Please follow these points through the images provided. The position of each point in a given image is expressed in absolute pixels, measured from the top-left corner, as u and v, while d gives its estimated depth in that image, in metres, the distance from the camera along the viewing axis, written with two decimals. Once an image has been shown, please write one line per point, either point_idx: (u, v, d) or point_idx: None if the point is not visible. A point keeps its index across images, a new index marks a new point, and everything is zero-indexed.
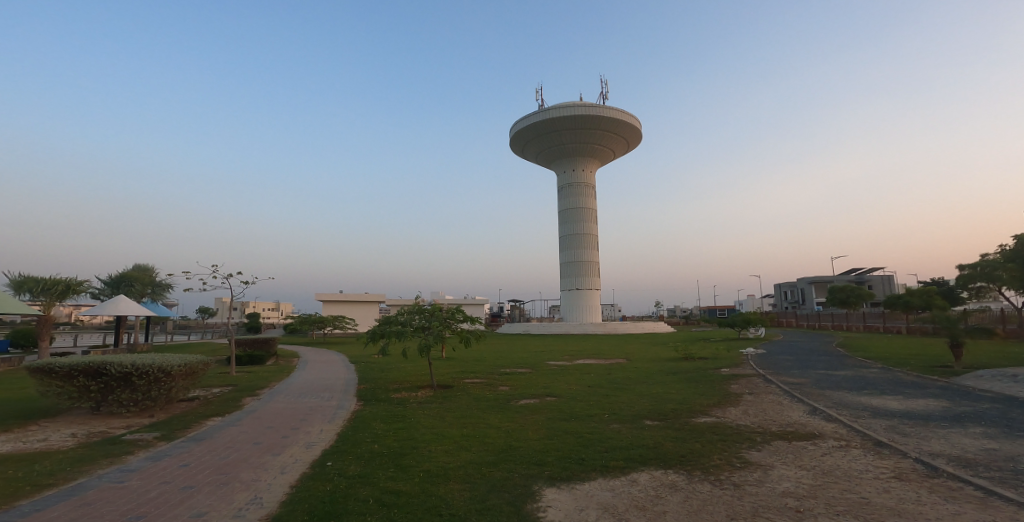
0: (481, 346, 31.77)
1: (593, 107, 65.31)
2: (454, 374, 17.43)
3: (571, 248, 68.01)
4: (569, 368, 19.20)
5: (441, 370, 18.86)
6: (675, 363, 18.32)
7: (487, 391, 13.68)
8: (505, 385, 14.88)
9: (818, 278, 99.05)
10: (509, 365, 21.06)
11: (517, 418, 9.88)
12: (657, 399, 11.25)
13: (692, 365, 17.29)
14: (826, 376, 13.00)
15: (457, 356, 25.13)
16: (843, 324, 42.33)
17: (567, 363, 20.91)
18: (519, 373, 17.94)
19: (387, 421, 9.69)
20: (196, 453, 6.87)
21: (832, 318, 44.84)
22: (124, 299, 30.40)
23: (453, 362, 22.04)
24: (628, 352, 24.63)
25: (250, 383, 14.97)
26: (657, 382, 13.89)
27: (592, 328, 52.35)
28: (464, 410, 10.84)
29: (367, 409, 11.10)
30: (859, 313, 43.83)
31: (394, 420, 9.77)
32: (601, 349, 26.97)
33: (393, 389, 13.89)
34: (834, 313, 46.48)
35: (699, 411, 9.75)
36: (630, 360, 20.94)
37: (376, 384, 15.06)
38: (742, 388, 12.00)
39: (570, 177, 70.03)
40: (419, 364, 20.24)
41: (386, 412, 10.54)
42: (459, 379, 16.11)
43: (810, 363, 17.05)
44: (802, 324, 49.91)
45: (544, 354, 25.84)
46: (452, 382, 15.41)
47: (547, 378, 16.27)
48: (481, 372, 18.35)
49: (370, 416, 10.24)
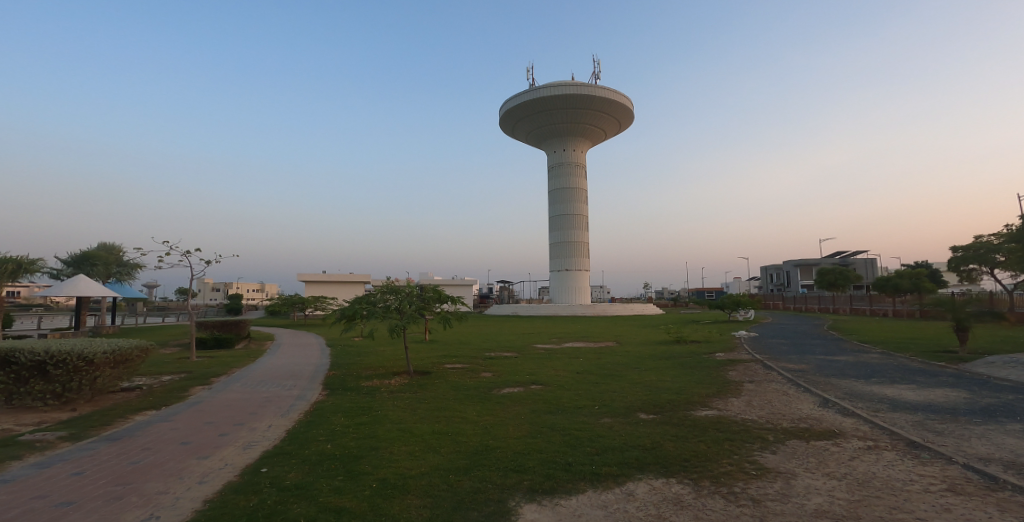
0: (467, 328, 30.78)
1: (583, 85, 63.56)
2: (433, 359, 16.33)
3: (559, 229, 66.96)
4: (556, 352, 18.23)
5: (422, 354, 17.80)
6: (667, 347, 17.44)
7: (467, 378, 12.63)
8: (487, 371, 13.86)
9: (804, 261, 99.49)
10: (493, 349, 20.06)
11: (496, 411, 8.85)
12: (650, 389, 10.29)
13: (685, 350, 16.42)
14: (829, 362, 12.16)
15: (440, 338, 24.09)
16: (830, 307, 42.01)
17: (555, 347, 19.96)
18: (503, 357, 16.92)
19: (350, 415, 8.60)
20: (103, 462, 5.73)
21: (820, 300, 44.61)
22: (86, 280, 28.80)
23: (435, 346, 20.96)
24: (618, 335, 23.77)
25: (209, 370, 13.77)
26: (649, 368, 12.95)
27: (580, 310, 51.63)
28: (439, 401, 9.78)
29: (331, 399, 9.97)
30: (847, 295, 43.61)
31: (358, 413, 8.67)
32: (590, 331, 26.10)
33: (364, 376, 12.75)
34: (822, 295, 46.28)
35: (698, 403, 8.80)
36: (620, 343, 20.04)
37: (347, 370, 13.91)
38: (741, 375, 11.10)
39: (559, 157, 68.57)
40: (398, 348, 19.15)
41: (350, 404, 9.42)
42: (438, 365, 15.03)
43: (808, 346, 16.27)
44: (790, 306, 49.70)
45: (531, 337, 24.91)
46: (431, 368, 14.37)
47: (532, 363, 15.29)
48: (463, 356, 17.31)
49: (332, 408, 9.12)
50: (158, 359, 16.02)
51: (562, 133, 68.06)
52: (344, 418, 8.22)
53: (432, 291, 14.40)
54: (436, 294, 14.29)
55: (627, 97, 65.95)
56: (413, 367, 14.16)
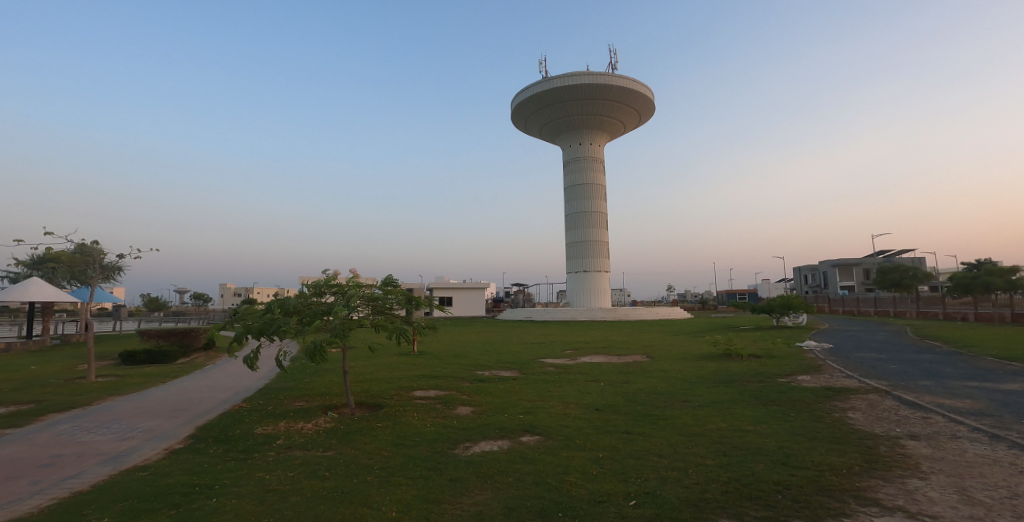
0: (469, 339, 26.50)
1: (601, 74, 59.02)
2: (403, 384, 11.95)
3: (578, 227, 62.28)
4: (571, 371, 13.80)
5: (395, 375, 13.49)
6: (721, 366, 12.83)
7: (430, 419, 8.30)
8: (466, 405, 9.53)
9: (843, 260, 92.56)
10: (489, 365, 15.76)
11: (440, 507, 4.59)
12: (728, 453, 5.84)
13: (748, 369, 11.83)
14: (1009, 399, 7.52)
15: (429, 350, 19.79)
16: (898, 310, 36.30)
17: (569, 363, 15.51)
18: (496, 380, 12.58)
19: (154, 499, 4.43)
20: None
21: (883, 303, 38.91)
22: (39, 283, 25.49)
23: (418, 361, 16.74)
24: (649, 346, 19.15)
25: (77, 397, 9.78)
26: (710, 404, 8.45)
27: (601, 314, 46.80)
28: (355, 471, 5.54)
29: (173, 455, 5.82)
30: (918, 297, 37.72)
31: (173, 494, 4.51)
32: (612, 341, 21.48)
33: (282, 411, 8.41)
34: (886, 297, 40.42)
35: (848, 494, 4.33)
36: (653, 358, 15.50)
37: (269, 397, 9.68)
38: (878, 422, 6.56)
39: (576, 152, 64.20)
40: (367, 366, 14.91)
41: (188, 469, 5.25)
42: (406, 394, 10.63)
43: (929, 366, 11.45)
44: (844, 309, 43.99)
45: (539, 348, 20.52)
46: (392, 398, 10.06)
47: (534, 390, 10.94)
48: (445, 378, 12.98)
49: (144, 479, 4.95)
50: (43, 380, 12.12)
51: (578, 125, 63.64)
52: (126, 512, 4.08)
53: (394, 288, 9.57)
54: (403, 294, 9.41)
55: (647, 86, 61.27)
56: (366, 399, 9.66)
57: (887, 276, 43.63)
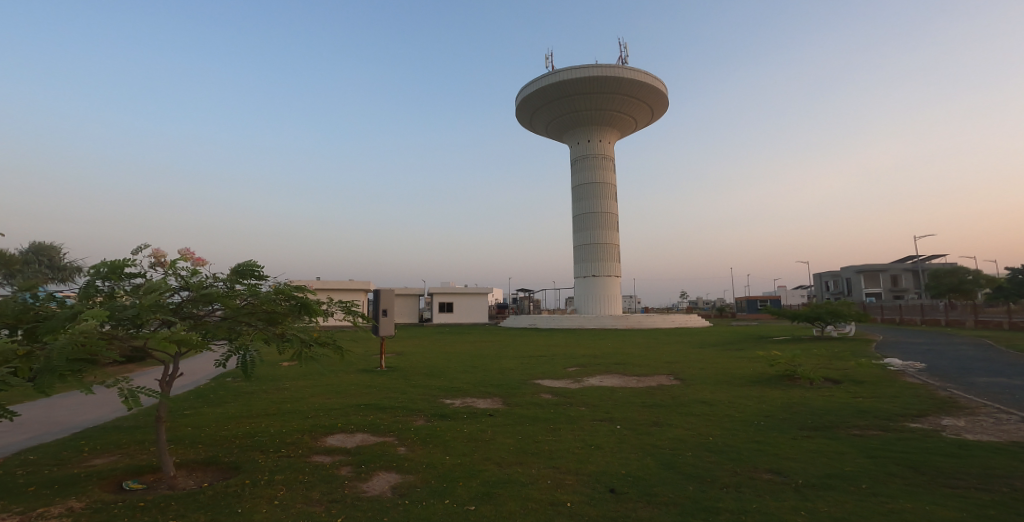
0: (459, 352, 22.57)
1: (610, 67, 55.39)
2: (324, 417, 8.07)
3: (586, 229, 58.29)
4: (575, 401, 9.88)
5: (327, 402, 9.62)
6: (790, 398, 8.86)
7: (306, 507, 4.42)
8: (394, 470, 5.67)
9: (868, 266, 87.31)
10: (467, 387, 11.89)
11: None
12: None
13: (840, 404, 7.86)
14: None
15: (399, 367, 15.89)
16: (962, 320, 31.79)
17: (571, 387, 11.56)
18: (465, 416, 8.69)
19: None
20: None
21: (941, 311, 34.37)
22: None
23: (376, 381, 12.91)
24: (673, 362, 15.18)
25: None
26: (829, 483, 4.54)
27: (611, 321, 42.64)
28: None
29: None
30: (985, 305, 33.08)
31: None
32: (627, 355, 17.49)
33: (29, 481, 4.58)
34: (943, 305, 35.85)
35: None
36: (685, 380, 11.53)
37: (73, 445, 5.91)
38: None
39: (584, 150, 60.38)
40: (300, 389, 11.11)
41: None
42: (311, 439, 6.67)
43: None
44: (893, 317, 39.38)
45: (536, 363, 16.60)
46: (282, 447, 6.15)
47: (515, 438, 7.04)
48: (394, 409, 9.09)
49: None
50: None
51: (586, 122, 59.92)
52: None
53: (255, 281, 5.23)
54: (272, 291, 5.21)
55: (660, 79, 57.54)
56: (224, 452, 5.77)
57: (942, 281, 39.03)
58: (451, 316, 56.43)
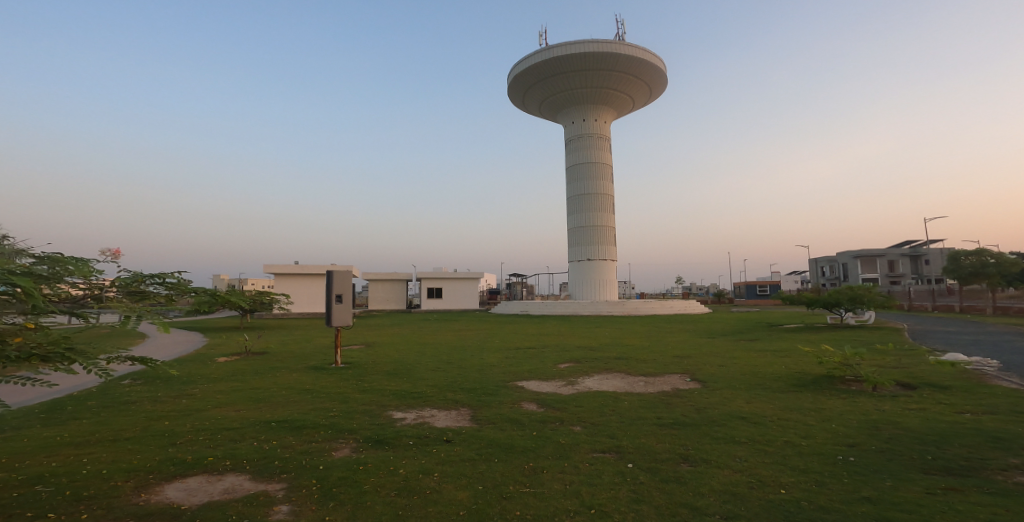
0: (438, 342, 20.05)
1: (607, 42, 52.28)
2: (199, 443, 5.54)
3: (581, 211, 55.59)
4: (567, 416, 7.41)
5: (229, 417, 7.07)
6: (865, 412, 6.42)
7: None
8: None
9: (866, 252, 85.39)
10: (433, 393, 9.35)
11: None
12: None
13: (952, 430, 5.42)
14: None
15: (358, 363, 13.32)
16: (988, 308, 29.64)
17: (564, 393, 9.05)
18: (411, 444, 6.15)
19: None
20: None
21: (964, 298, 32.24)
22: None
23: (321, 381, 10.36)
24: (685, 358, 12.73)
25: None
26: None
27: (607, 307, 40.18)
28: None
29: None
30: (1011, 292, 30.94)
31: None
32: (628, 347, 15.02)
33: None
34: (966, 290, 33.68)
35: None
36: (708, 385, 9.07)
37: None
38: None
39: (579, 129, 57.41)
40: (208, 396, 8.51)
41: None
42: (136, 488, 4.21)
43: None
44: (909, 302, 37.26)
45: (523, 358, 14.14)
46: (60, 514, 3.59)
47: (474, 492, 4.55)
48: (316, 430, 6.55)
49: None
50: None
51: (581, 101, 56.91)
52: None
53: None
54: None
55: (659, 55, 54.57)
56: None
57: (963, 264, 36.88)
58: (439, 302, 53.82)
